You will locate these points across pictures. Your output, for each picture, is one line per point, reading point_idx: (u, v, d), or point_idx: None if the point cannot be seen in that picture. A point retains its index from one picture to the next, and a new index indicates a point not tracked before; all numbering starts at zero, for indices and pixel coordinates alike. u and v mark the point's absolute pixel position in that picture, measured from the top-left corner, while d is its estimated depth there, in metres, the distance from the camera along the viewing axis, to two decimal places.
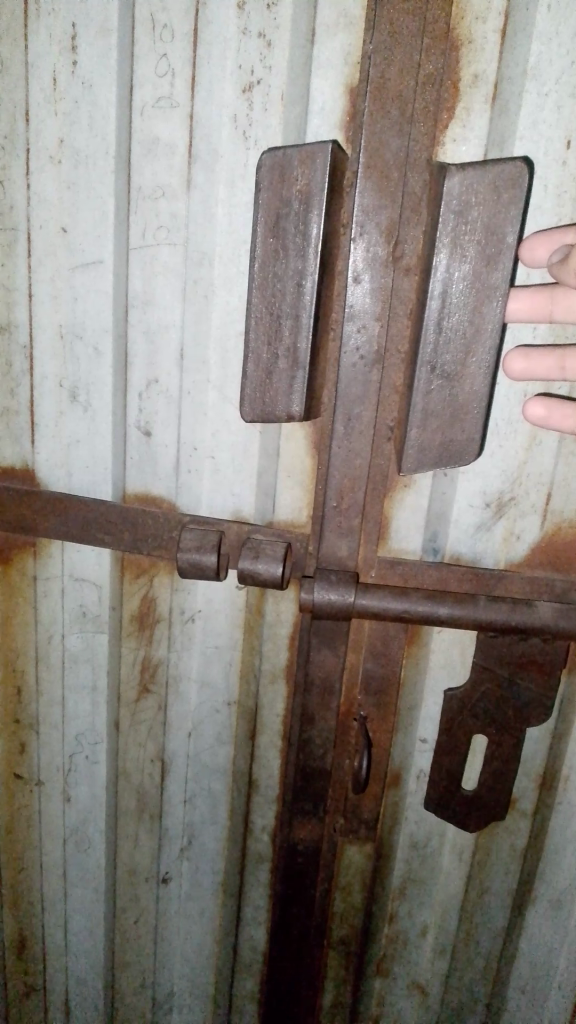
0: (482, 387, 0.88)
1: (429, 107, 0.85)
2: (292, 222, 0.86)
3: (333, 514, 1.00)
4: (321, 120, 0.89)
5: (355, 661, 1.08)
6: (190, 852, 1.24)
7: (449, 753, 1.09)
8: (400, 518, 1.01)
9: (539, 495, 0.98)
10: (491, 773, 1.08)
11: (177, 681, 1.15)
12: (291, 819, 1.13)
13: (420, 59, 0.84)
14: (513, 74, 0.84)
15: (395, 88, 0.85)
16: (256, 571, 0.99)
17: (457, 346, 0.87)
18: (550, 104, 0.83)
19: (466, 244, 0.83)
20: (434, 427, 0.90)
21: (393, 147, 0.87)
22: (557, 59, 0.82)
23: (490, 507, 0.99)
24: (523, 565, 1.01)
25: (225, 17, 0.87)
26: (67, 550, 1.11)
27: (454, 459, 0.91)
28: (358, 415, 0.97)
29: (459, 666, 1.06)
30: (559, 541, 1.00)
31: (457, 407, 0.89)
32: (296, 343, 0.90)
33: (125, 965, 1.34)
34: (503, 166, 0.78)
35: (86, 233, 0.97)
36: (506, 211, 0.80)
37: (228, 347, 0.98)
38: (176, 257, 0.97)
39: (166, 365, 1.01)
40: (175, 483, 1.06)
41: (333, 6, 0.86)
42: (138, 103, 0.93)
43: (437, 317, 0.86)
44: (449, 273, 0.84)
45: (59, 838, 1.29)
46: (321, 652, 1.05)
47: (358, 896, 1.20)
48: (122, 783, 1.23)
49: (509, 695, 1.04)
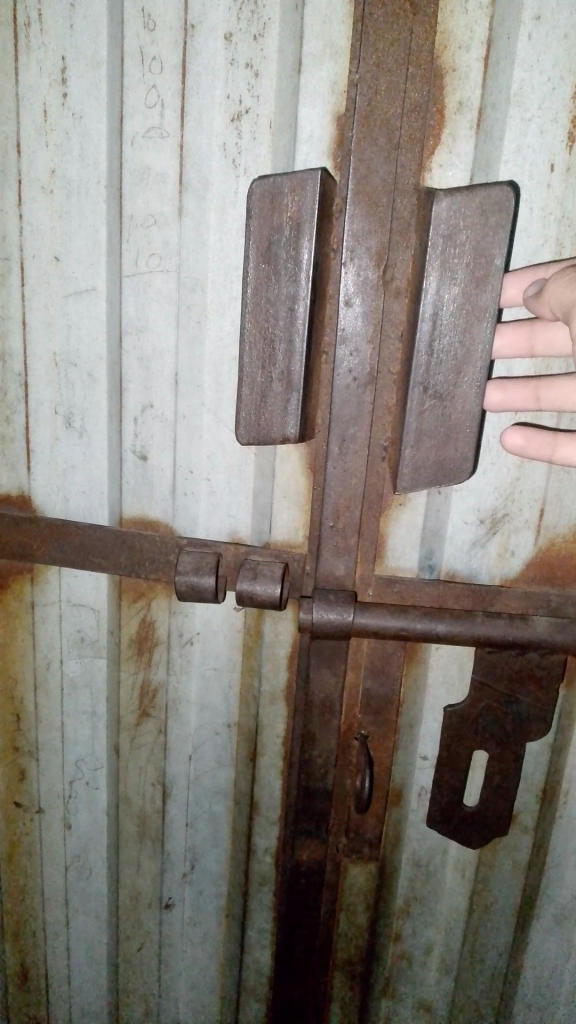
0: (475, 407, 0.89)
1: (416, 133, 0.87)
2: (283, 248, 0.88)
3: (329, 534, 1.01)
4: (309, 148, 0.91)
5: (355, 680, 1.09)
6: (193, 876, 1.24)
7: (450, 770, 1.09)
8: (396, 536, 1.02)
9: (532, 511, 0.99)
10: (493, 789, 1.08)
11: (176, 704, 1.15)
12: (294, 841, 1.13)
13: (406, 87, 0.86)
14: (497, 101, 0.86)
15: (383, 115, 0.87)
16: (254, 592, 0.99)
17: (448, 367, 0.88)
18: (533, 129, 0.86)
19: (455, 267, 0.84)
20: (428, 447, 0.91)
21: (381, 173, 0.88)
22: (539, 85, 0.84)
23: (485, 523, 1.00)
24: (518, 581, 1.02)
25: (213, 50, 0.89)
26: (65, 576, 1.11)
27: (449, 478, 0.92)
28: (352, 435, 0.98)
29: (458, 682, 1.07)
30: (552, 556, 1.01)
31: (450, 426, 0.90)
32: (290, 367, 0.91)
33: (130, 991, 1.33)
34: (490, 190, 0.80)
35: (79, 262, 0.98)
36: (494, 234, 0.82)
37: (222, 371, 0.99)
38: (169, 284, 0.98)
39: (160, 390, 1.02)
40: (172, 507, 1.07)
41: (318, 37, 0.87)
42: (128, 134, 0.94)
43: (427, 339, 0.88)
44: (439, 295, 0.85)
45: (60, 865, 1.28)
46: (320, 672, 1.05)
47: (362, 916, 1.20)
48: (123, 808, 1.23)
49: (508, 710, 1.05)
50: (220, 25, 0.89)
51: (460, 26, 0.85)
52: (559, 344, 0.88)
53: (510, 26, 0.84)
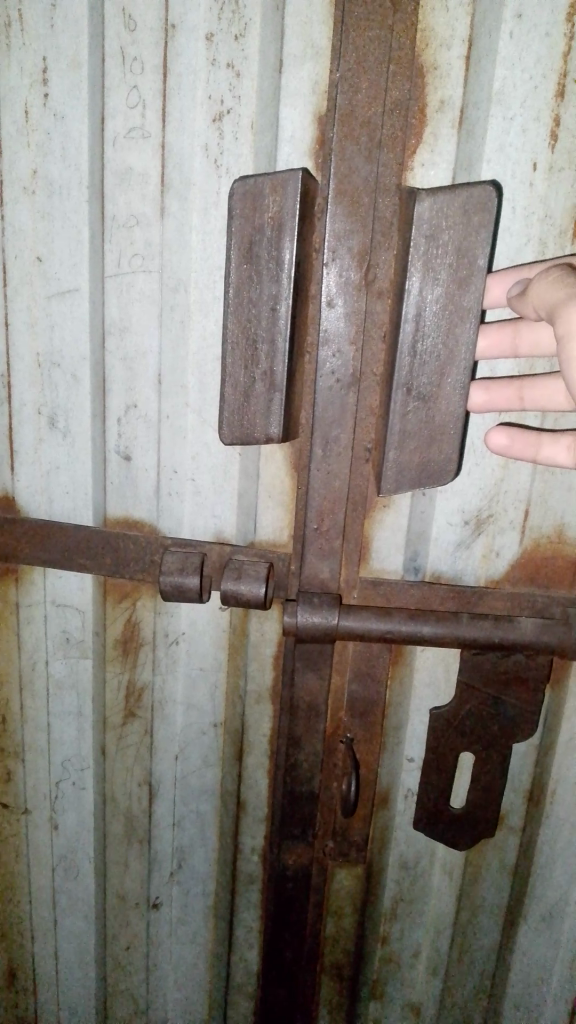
0: (458, 408, 0.89)
1: (397, 133, 0.87)
2: (265, 249, 0.88)
3: (314, 536, 1.02)
4: (291, 148, 0.91)
5: (340, 683, 1.09)
6: (180, 876, 1.24)
7: (436, 773, 1.09)
8: (380, 538, 1.02)
9: (517, 512, 1.00)
10: (480, 791, 1.09)
11: (162, 704, 1.15)
12: (281, 844, 1.13)
13: (387, 86, 0.86)
14: (478, 99, 0.86)
15: (364, 114, 0.87)
16: (238, 592, 0.99)
17: (432, 369, 0.89)
18: (515, 128, 0.86)
19: (437, 268, 0.84)
20: (412, 449, 0.91)
21: (363, 172, 0.89)
22: (521, 84, 0.85)
23: (470, 524, 1.00)
24: (503, 582, 1.03)
25: (194, 51, 0.89)
26: (49, 577, 1.11)
27: (433, 479, 0.92)
28: (336, 437, 0.98)
29: (443, 683, 1.08)
30: (537, 557, 1.02)
31: (434, 428, 0.90)
32: (272, 367, 0.92)
33: (118, 990, 1.34)
34: (472, 191, 0.80)
35: (62, 263, 0.98)
36: (477, 234, 0.82)
37: (206, 371, 1.00)
38: (152, 284, 0.98)
39: (144, 390, 1.02)
40: (156, 507, 1.07)
41: (299, 37, 0.88)
42: (110, 134, 0.94)
43: (410, 340, 0.88)
44: (421, 295, 0.86)
45: (47, 866, 1.28)
46: (306, 675, 1.05)
47: (350, 919, 1.21)
48: (110, 809, 1.23)
49: (494, 712, 1.05)
50: (201, 25, 0.89)
51: (440, 24, 0.85)
52: (542, 344, 0.88)
53: (490, 26, 0.84)
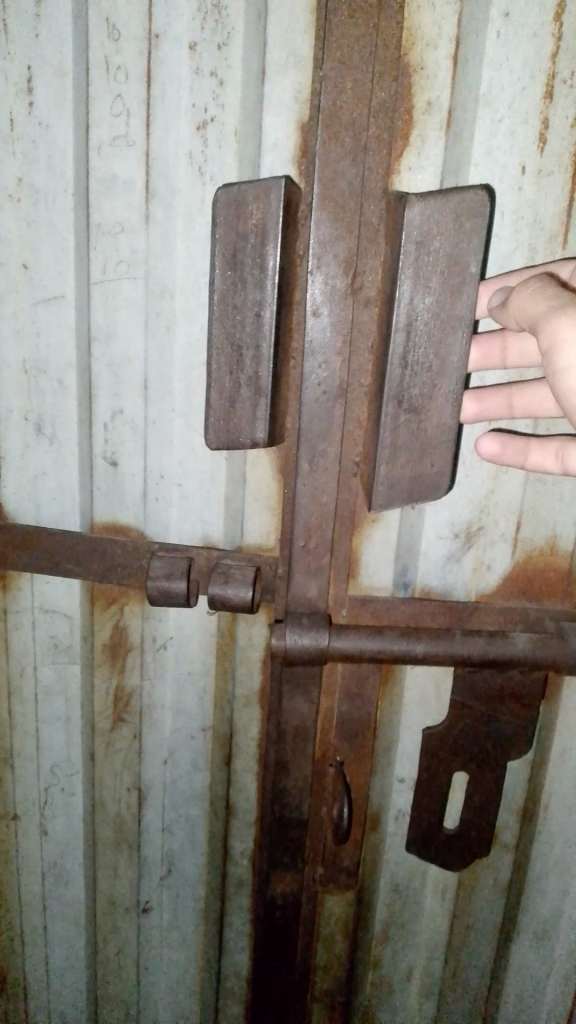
0: (449, 420, 0.91)
1: (383, 135, 0.89)
2: (249, 256, 0.88)
3: (301, 553, 1.02)
4: (274, 156, 0.92)
5: (329, 705, 1.10)
6: (170, 880, 1.24)
7: (430, 792, 1.11)
8: (369, 554, 1.03)
9: (509, 525, 1.01)
10: (472, 809, 1.10)
11: (151, 709, 1.16)
12: (269, 872, 1.15)
13: (372, 86, 0.87)
14: (466, 101, 0.87)
15: (348, 117, 0.88)
16: (225, 596, 1.00)
17: (423, 380, 0.89)
18: (503, 129, 0.88)
19: (428, 276, 0.85)
20: (404, 462, 0.92)
21: (348, 177, 0.90)
22: (509, 86, 0.86)
23: (460, 538, 1.02)
24: (495, 596, 1.05)
25: (177, 60, 0.90)
26: (37, 583, 1.11)
27: (425, 493, 0.93)
28: (322, 451, 0.99)
29: (434, 700, 1.09)
30: (528, 569, 1.03)
31: (426, 441, 0.91)
32: (257, 372, 0.92)
33: (109, 996, 1.33)
34: (464, 197, 0.81)
35: (48, 270, 0.99)
36: (468, 240, 0.83)
37: (192, 377, 1.00)
38: (137, 291, 0.98)
39: (130, 397, 1.03)
40: (143, 512, 1.07)
41: (282, 47, 0.89)
42: (94, 143, 0.95)
43: (401, 353, 0.88)
44: (411, 303, 0.86)
45: (37, 872, 1.28)
46: (293, 698, 1.07)
47: (341, 946, 1.21)
48: (99, 814, 1.23)
49: (487, 728, 1.07)
50: (185, 34, 0.89)
51: (427, 23, 0.86)
52: (528, 351, 0.89)
53: (477, 28, 0.85)
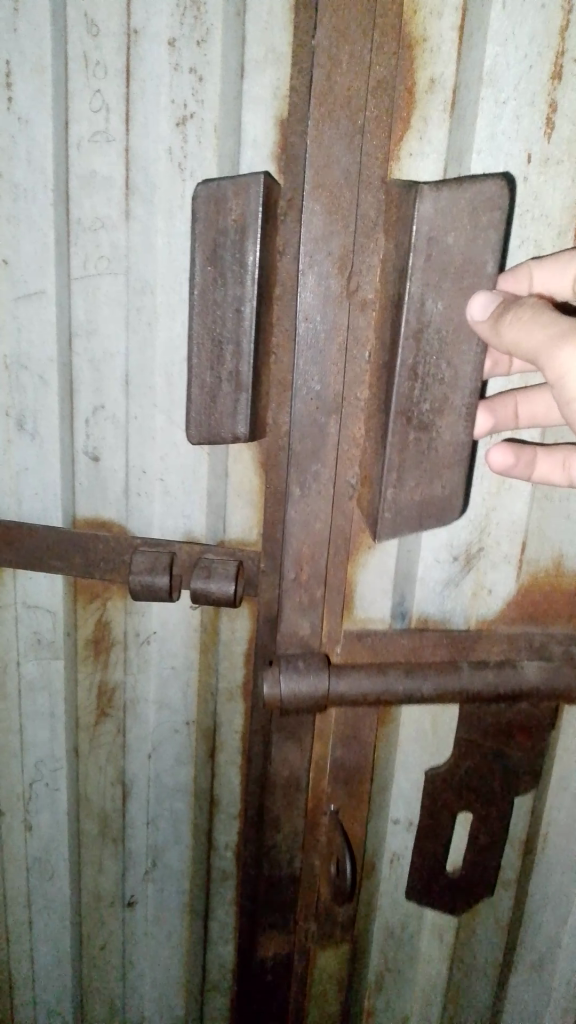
0: (460, 434, 0.90)
1: (381, 112, 0.88)
2: (229, 251, 0.89)
3: (293, 587, 1.04)
4: (254, 153, 0.93)
5: (322, 754, 1.13)
6: (155, 874, 1.25)
7: (434, 830, 1.13)
8: (364, 585, 1.05)
9: (513, 547, 1.03)
10: (478, 848, 1.13)
11: (135, 703, 1.16)
12: (259, 934, 1.19)
13: (371, 57, 0.87)
14: (470, 79, 0.88)
15: (345, 94, 0.87)
16: (208, 590, 1.01)
17: (434, 394, 0.88)
18: (509, 110, 0.88)
19: (442, 278, 0.82)
20: (413, 483, 0.91)
21: (342, 163, 0.89)
22: (514, 63, 0.87)
23: (459, 560, 1.04)
24: (499, 622, 1.07)
25: (157, 57, 0.90)
26: (19, 578, 1.12)
27: (435, 517, 0.93)
28: (315, 474, 1.00)
29: (431, 737, 1.12)
30: (534, 592, 1.05)
31: (437, 460, 0.91)
32: (238, 367, 0.93)
33: (94, 989, 1.34)
34: (482, 188, 0.79)
35: (28, 266, 0.99)
36: (485, 235, 0.81)
37: (173, 373, 1.01)
38: (118, 288, 0.99)
39: (112, 392, 1.03)
40: (125, 507, 1.08)
41: (260, 43, 0.89)
42: (74, 138, 0.95)
43: (410, 363, 0.86)
44: (422, 303, 0.83)
45: (22, 867, 1.28)
46: (285, 752, 1.09)
47: (334, 998, 1.25)
48: (84, 809, 1.23)
49: (495, 763, 1.09)
50: (164, 31, 0.90)
51: None
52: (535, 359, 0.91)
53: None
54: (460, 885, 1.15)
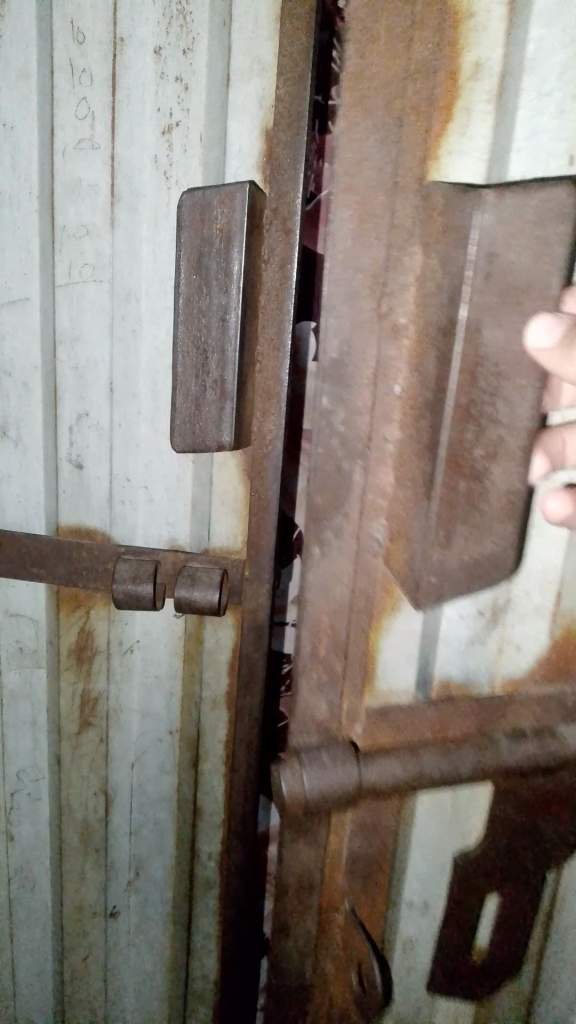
0: (516, 485, 0.73)
1: (421, 105, 0.72)
2: (214, 259, 0.89)
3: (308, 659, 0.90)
4: (239, 163, 0.93)
5: (337, 844, 0.95)
6: (138, 885, 1.24)
7: (458, 918, 0.99)
8: (386, 652, 0.90)
9: (546, 597, 0.87)
10: (504, 933, 0.99)
11: (118, 713, 1.16)
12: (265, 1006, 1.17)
13: (412, 26, 0.71)
14: (512, 67, 0.69)
15: (379, 84, 0.74)
16: (192, 598, 1.01)
17: (488, 437, 0.70)
18: (551, 102, 0.69)
19: (500, 299, 0.65)
20: (463, 544, 0.74)
21: (375, 161, 0.75)
22: (560, 45, 0.68)
23: (484, 614, 0.88)
24: (526, 680, 0.90)
25: (143, 65, 0.91)
26: (2, 586, 1.11)
27: (485, 580, 0.77)
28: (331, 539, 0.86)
29: (450, 812, 0.97)
30: (568, 646, 0.88)
31: (486, 519, 0.73)
32: (223, 375, 0.93)
33: (75, 1001, 1.33)
34: (550, 193, 0.61)
35: (12, 272, 0.98)
36: (549, 253, 0.64)
37: (158, 380, 1.00)
38: (103, 295, 0.98)
39: (96, 400, 1.03)
40: (109, 515, 1.07)
41: (246, 53, 0.89)
42: (59, 145, 0.95)
43: (462, 401, 0.68)
44: (478, 332, 0.65)
45: (3, 877, 1.27)
46: (297, 848, 0.95)
47: None
48: (66, 819, 1.22)
49: (529, 842, 0.94)
50: (149, 40, 0.90)
51: None
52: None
53: None
54: (480, 969, 1.01)
